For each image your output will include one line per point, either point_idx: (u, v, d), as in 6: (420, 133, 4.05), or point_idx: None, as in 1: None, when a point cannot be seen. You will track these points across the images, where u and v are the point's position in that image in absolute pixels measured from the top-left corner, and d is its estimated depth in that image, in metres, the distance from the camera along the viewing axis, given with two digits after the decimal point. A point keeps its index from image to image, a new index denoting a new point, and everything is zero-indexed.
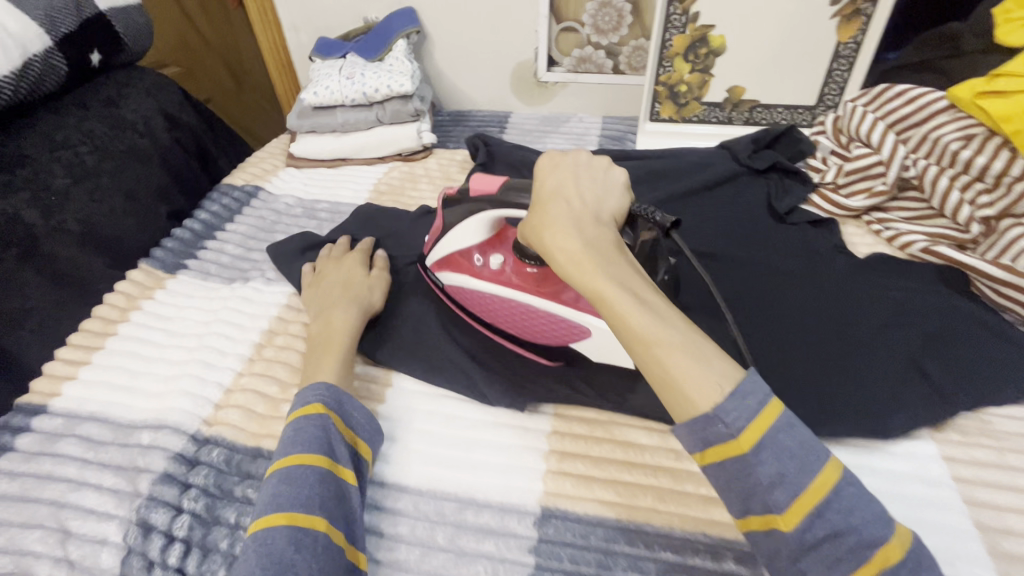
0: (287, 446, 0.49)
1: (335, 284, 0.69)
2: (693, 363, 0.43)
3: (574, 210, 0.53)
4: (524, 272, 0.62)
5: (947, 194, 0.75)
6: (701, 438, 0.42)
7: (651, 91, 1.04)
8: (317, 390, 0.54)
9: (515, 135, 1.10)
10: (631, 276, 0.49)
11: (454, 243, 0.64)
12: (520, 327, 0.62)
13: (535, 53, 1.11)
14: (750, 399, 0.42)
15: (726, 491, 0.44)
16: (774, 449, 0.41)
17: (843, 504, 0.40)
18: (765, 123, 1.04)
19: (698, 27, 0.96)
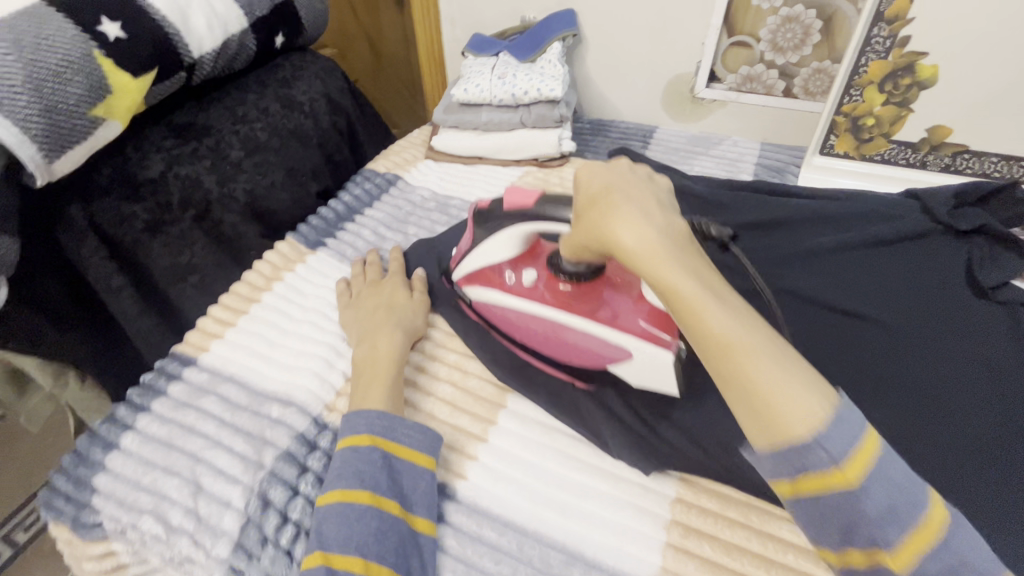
0: (334, 478, 0.49)
1: (374, 307, 0.66)
2: (781, 372, 0.36)
3: (636, 192, 0.45)
4: (558, 290, 0.60)
5: None
6: (796, 464, 0.35)
7: (829, 120, 0.91)
8: (366, 416, 0.53)
9: (658, 152, 1.03)
10: (704, 266, 0.42)
11: (486, 257, 0.64)
12: (557, 346, 0.61)
13: (697, 67, 1.03)
14: (850, 424, 0.34)
15: (817, 527, 0.36)
16: (883, 482, 0.34)
17: (956, 541, 0.34)
18: (970, 173, 0.88)
19: (905, 54, 0.82)
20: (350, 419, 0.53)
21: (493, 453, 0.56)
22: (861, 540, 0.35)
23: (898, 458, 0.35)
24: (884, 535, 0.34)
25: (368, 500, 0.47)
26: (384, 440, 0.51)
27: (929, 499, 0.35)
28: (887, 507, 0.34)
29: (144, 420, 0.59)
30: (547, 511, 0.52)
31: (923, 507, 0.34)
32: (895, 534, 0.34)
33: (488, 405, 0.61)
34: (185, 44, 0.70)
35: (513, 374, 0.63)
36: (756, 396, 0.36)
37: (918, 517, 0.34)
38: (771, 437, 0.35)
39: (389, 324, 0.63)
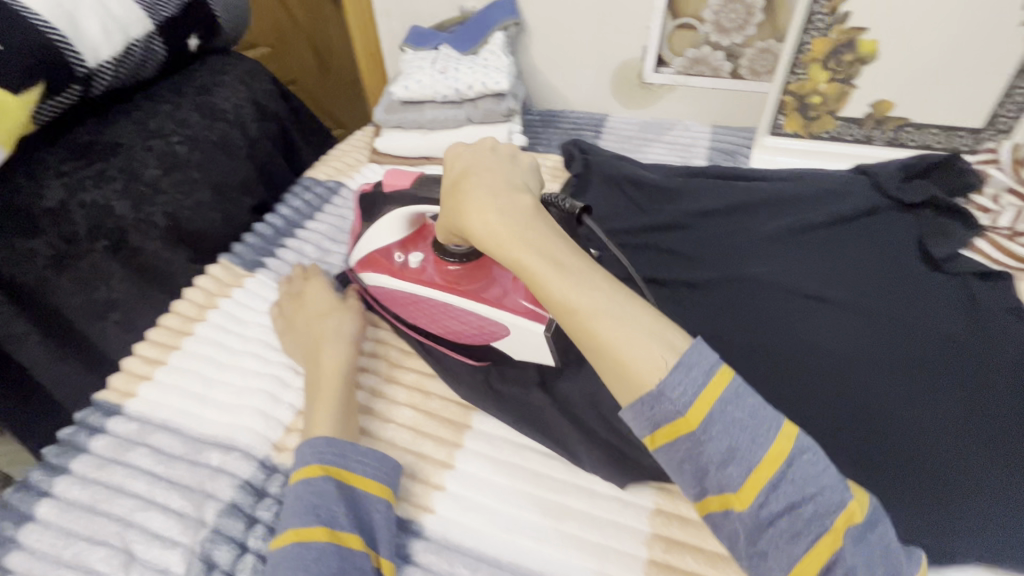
0: (285, 516, 0.44)
1: (306, 320, 0.62)
2: (621, 324, 0.40)
3: (488, 182, 0.49)
4: (447, 271, 0.60)
5: None
6: (648, 416, 0.39)
7: (777, 100, 0.91)
8: (315, 444, 0.48)
9: (611, 142, 1.01)
10: (551, 238, 0.45)
11: (373, 242, 0.63)
12: (449, 328, 0.61)
13: (643, 52, 1.00)
14: (694, 370, 0.38)
15: (679, 474, 0.40)
16: (723, 423, 0.38)
17: (798, 475, 0.37)
18: (914, 145, 0.89)
19: (846, 30, 0.82)
20: (301, 450, 0.48)
21: (460, 480, 0.52)
22: (711, 483, 0.38)
23: (741, 400, 0.38)
24: (728, 476, 0.37)
25: (326, 536, 0.42)
26: (337, 469, 0.47)
27: (776, 435, 0.37)
28: (728, 449, 0.37)
29: (63, 484, 0.52)
30: (523, 540, 0.48)
31: (767, 445, 0.37)
32: (736, 474, 0.37)
33: (451, 427, 0.57)
34: (76, 52, 0.62)
35: (478, 390, 0.59)
36: (604, 355, 0.40)
37: (760, 458, 0.37)
38: (624, 387, 0.40)
39: (327, 333, 0.59)
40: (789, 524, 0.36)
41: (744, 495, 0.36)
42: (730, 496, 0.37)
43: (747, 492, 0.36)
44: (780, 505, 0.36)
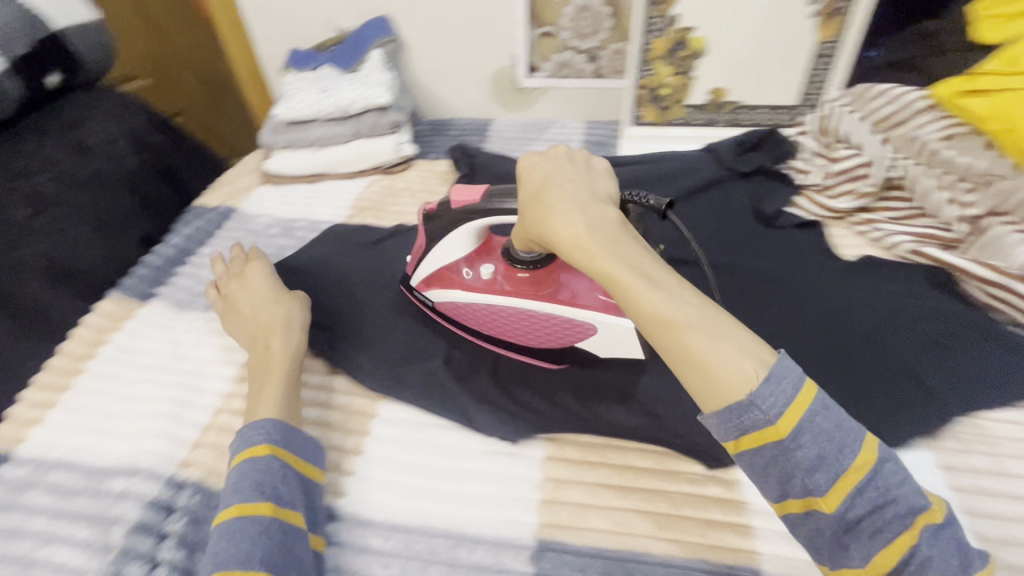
0: (231, 493, 0.46)
1: (249, 309, 0.63)
2: (710, 337, 0.38)
3: (574, 192, 0.47)
4: (515, 277, 0.61)
5: (931, 194, 0.75)
6: (735, 423, 0.38)
7: (633, 94, 1.03)
8: (261, 427, 0.51)
9: (497, 144, 1.09)
10: (641, 251, 0.43)
11: (439, 258, 0.63)
12: (526, 335, 0.62)
13: (514, 60, 1.09)
14: (784, 382, 0.37)
15: (761, 479, 0.39)
16: (813, 432, 0.37)
17: (882, 480, 0.37)
18: (749, 124, 1.03)
19: (677, 30, 0.95)
20: (247, 430, 0.51)
21: (369, 463, 0.56)
22: (796, 486, 0.37)
23: (829, 411, 0.38)
24: (814, 483, 0.37)
25: (270, 511, 0.45)
26: (283, 450, 0.50)
27: (859, 443, 0.38)
28: (813, 460, 0.37)
29: None
30: (433, 504, 0.53)
31: (855, 452, 0.37)
32: (825, 479, 0.37)
33: (358, 418, 0.61)
34: None
35: (384, 380, 0.63)
36: (692, 364, 0.38)
37: (849, 465, 0.37)
38: (710, 399, 0.38)
39: (278, 322, 0.61)
40: (869, 525, 0.37)
41: (831, 500, 0.37)
42: (814, 499, 0.37)
43: (834, 494, 0.37)
44: (863, 508, 0.37)
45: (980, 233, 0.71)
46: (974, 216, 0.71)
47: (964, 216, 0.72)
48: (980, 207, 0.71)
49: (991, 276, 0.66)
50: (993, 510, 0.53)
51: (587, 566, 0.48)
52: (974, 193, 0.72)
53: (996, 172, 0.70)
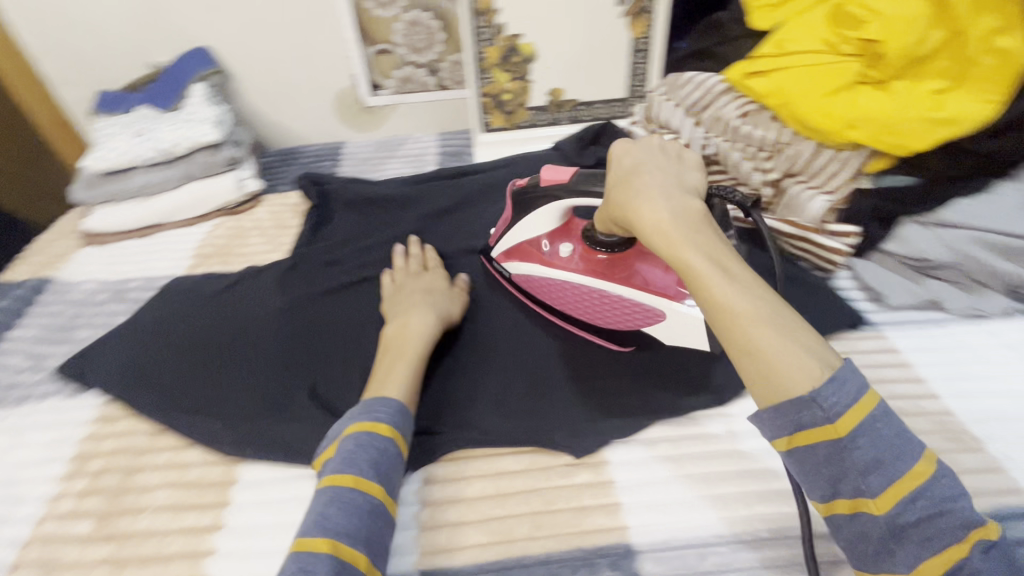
0: (350, 463, 0.48)
1: (415, 291, 0.70)
2: (780, 335, 0.40)
3: (660, 180, 0.49)
4: (593, 259, 0.63)
5: (740, 164, 0.84)
6: (793, 418, 0.40)
7: (478, 103, 1.05)
8: (385, 406, 0.54)
9: (350, 166, 1.06)
10: (717, 241, 0.45)
11: (521, 231, 0.67)
12: (594, 313, 0.64)
13: (354, 80, 1.07)
14: (848, 384, 0.39)
15: (811, 478, 0.41)
16: (872, 435, 0.39)
17: (938, 491, 0.38)
18: (590, 119, 1.10)
19: (506, 37, 0.99)
20: (369, 405, 0.54)
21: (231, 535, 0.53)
22: (847, 486, 0.39)
23: (890, 418, 0.40)
24: (867, 485, 0.38)
25: (379, 495, 0.48)
26: (398, 435, 0.52)
27: (915, 454, 0.39)
28: (866, 463, 0.38)
29: None
30: None
31: (914, 461, 0.39)
32: (878, 483, 0.38)
33: (217, 488, 0.57)
34: None
35: (242, 441, 0.59)
36: (754, 357, 0.40)
37: (904, 473, 0.38)
38: (769, 394, 0.40)
39: (410, 307, 0.66)
40: (923, 533, 0.37)
41: (882, 503, 0.38)
42: (868, 501, 0.39)
43: (884, 499, 0.38)
44: (916, 514, 0.38)
45: (782, 194, 0.81)
46: (773, 179, 0.81)
47: (767, 180, 0.82)
48: (777, 171, 0.81)
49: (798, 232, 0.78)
50: None
51: None
52: (771, 160, 0.82)
53: (783, 139, 0.80)
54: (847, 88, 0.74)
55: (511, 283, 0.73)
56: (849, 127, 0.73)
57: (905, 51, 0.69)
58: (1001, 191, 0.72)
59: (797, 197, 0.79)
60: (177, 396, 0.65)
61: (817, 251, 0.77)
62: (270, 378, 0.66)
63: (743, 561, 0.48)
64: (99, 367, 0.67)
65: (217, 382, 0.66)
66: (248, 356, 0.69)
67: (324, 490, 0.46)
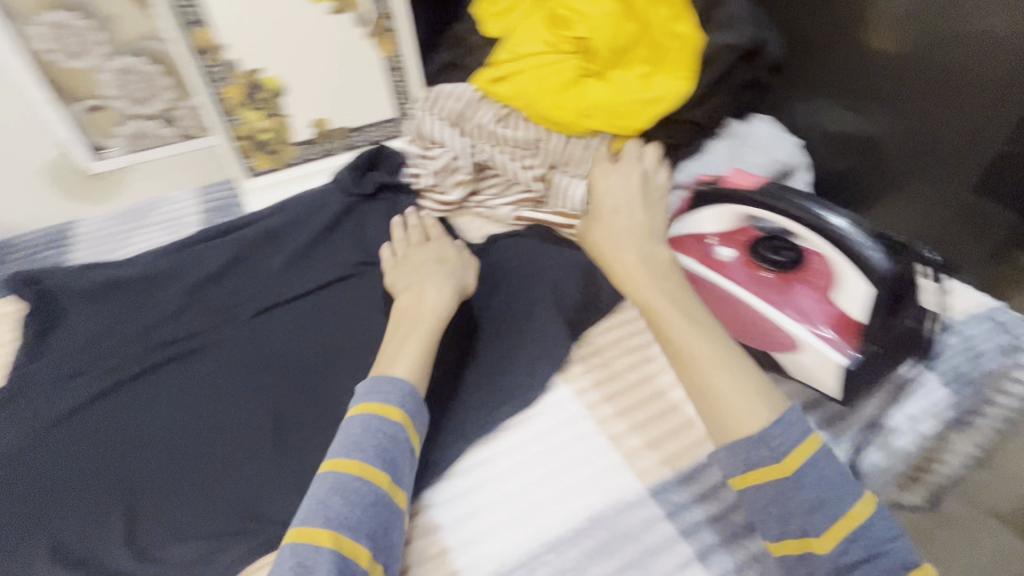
0: (355, 447, 0.49)
1: (450, 250, 0.73)
2: (730, 377, 0.49)
3: (628, 224, 0.64)
4: (753, 273, 0.64)
5: (509, 166, 0.87)
6: (744, 456, 0.46)
7: (232, 148, 0.95)
8: (395, 392, 0.53)
9: (85, 249, 0.88)
10: (666, 283, 0.58)
11: (691, 223, 0.69)
12: (731, 325, 0.64)
13: (64, 146, 0.90)
14: (797, 427, 0.46)
15: (762, 515, 0.46)
16: (818, 478, 0.45)
17: (874, 533, 0.44)
18: (365, 144, 1.05)
19: (242, 74, 0.90)
20: (377, 383, 0.54)
21: None
22: (795, 527, 0.44)
23: (833, 461, 0.46)
24: (812, 525, 0.43)
25: (386, 484, 0.48)
26: (412, 424, 0.53)
27: (861, 499, 0.44)
28: (817, 504, 0.44)
29: None
30: None
31: (856, 503, 0.44)
32: (823, 523, 0.43)
33: None
34: None
35: None
36: (707, 394, 0.49)
37: (848, 511, 0.44)
38: (717, 432, 0.49)
39: (433, 275, 0.67)
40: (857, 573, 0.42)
41: (825, 542, 0.43)
42: (811, 540, 0.44)
43: (827, 538, 0.43)
44: (853, 555, 0.43)
45: (552, 185, 0.85)
46: (540, 174, 0.85)
47: (536, 176, 0.85)
48: (542, 166, 0.85)
49: (570, 220, 0.82)
50: (622, 408, 0.60)
51: None
52: (534, 156, 0.86)
53: (538, 136, 0.85)
54: (575, 82, 0.80)
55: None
56: (584, 118, 0.80)
57: (610, 44, 0.77)
58: (713, 147, 0.84)
59: (565, 184, 0.82)
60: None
61: None
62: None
63: (569, 559, 0.49)
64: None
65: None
66: None
67: (328, 475, 0.48)
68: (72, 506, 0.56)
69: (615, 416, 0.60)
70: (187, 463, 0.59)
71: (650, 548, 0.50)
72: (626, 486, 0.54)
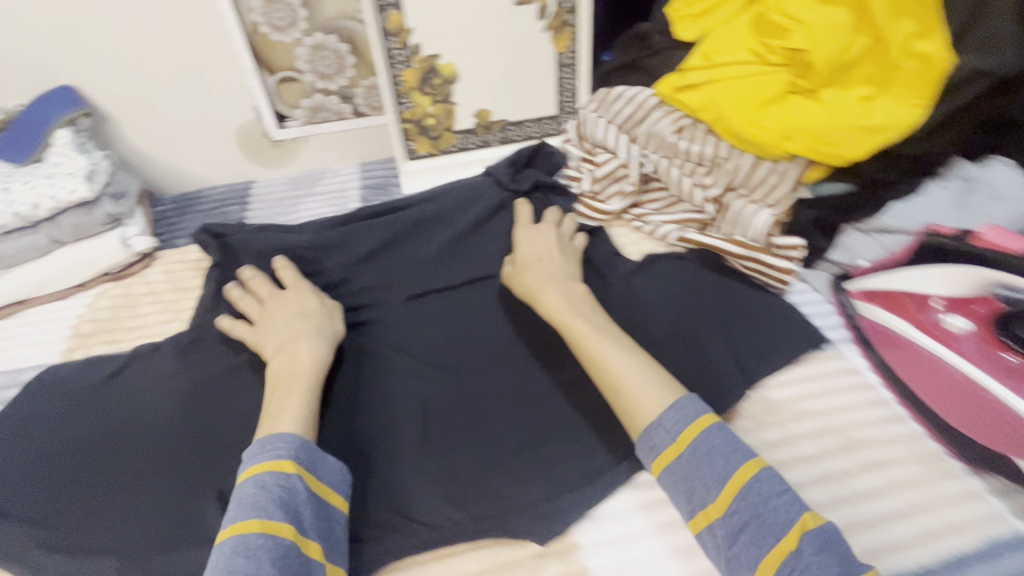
0: (252, 507, 0.47)
1: (281, 320, 0.67)
2: (636, 377, 0.57)
3: (542, 267, 0.72)
4: (991, 353, 0.56)
5: (680, 181, 0.80)
6: (652, 445, 0.53)
7: (399, 130, 0.97)
8: (283, 443, 0.52)
9: (261, 210, 0.95)
10: (564, 298, 0.67)
11: (912, 280, 0.62)
12: (950, 406, 0.56)
13: (257, 112, 0.95)
14: (685, 412, 0.53)
15: (677, 497, 0.51)
16: (708, 449, 0.50)
17: (765, 491, 0.47)
18: (520, 139, 1.03)
19: (423, 59, 0.92)
20: (268, 442, 0.52)
21: None
22: (698, 497, 0.49)
23: (722, 433, 0.52)
24: (708, 491, 0.49)
25: (291, 535, 0.46)
26: (306, 474, 0.51)
27: (744, 461, 0.49)
28: (717, 472, 0.49)
29: None
30: None
31: (740, 463, 0.49)
32: (717, 488, 0.48)
33: None
34: None
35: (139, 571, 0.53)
36: (618, 389, 0.57)
37: (731, 472, 0.49)
38: (632, 425, 0.55)
39: (303, 336, 0.65)
40: (755, 529, 0.45)
41: (720, 504, 0.48)
42: (710, 507, 0.48)
43: (722, 499, 0.48)
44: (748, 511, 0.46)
45: (724, 209, 0.79)
46: (714, 196, 0.78)
47: (708, 196, 0.79)
48: (717, 187, 0.79)
49: (745, 252, 0.74)
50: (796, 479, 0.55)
51: None
52: (710, 175, 0.79)
53: (721, 153, 0.78)
54: (778, 99, 0.72)
55: (847, 329, 0.68)
56: (785, 139, 0.72)
57: (830, 59, 0.69)
58: (932, 191, 0.69)
59: (740, 211, 0.76)
60: (68, 527, 0.56)
61: (764, 272, 0.74)
62: (168, 482, 0.58)
63: None
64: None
65: (107, 498, 0.58)
66: (140, 458, 0.60)
67: (225, 542, 0.45)
68: (236, 458, 0.59)
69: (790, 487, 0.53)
70: (343, 440, 0.62)
71: None
72: None
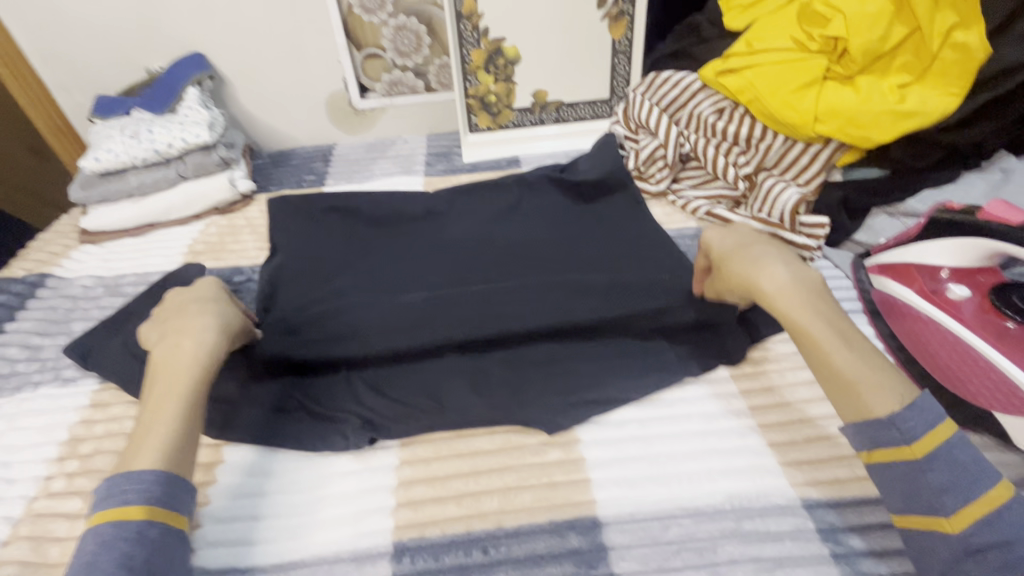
0: (87, 569, 0.41)
1: (184, 304, 0.62)
2: (877, 380, 0.48)
3: (779, 265, 0.58)
4: (995, 322, 0.59)
5: (716, 160, 0.87)
6: (871, 435, 0.48)
7: (463, 104, 1.08)
8: (137, 484, 0.45)
9: (340, 168, 1.09)
10: (799, 288, 0.56)
11: (918, 255, 0.66)
12: (945, 366, 0.62)
13: (344, 83, 1.09)
14: (926, 412, 0.46)
15: (888, 490, 0.47)
16: (948, 463, 0.45)
17: (1012, 519, 0.42)
18: (573, 119, 1.12)
19: (491, 41, 1.03)
20: (118, 485, 0.46)
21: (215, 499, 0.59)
22: (924, 503, 0.45)
23: (965, 447, 0.45)
24: (941, 504, 0.44)
25: None
26: (162, 513, 0.45)
27: (994, 483, 0.44)
28: (950, 483, 0.44)
29: None
30: (289, 541, 0.52)
31: (989, 486, 0.43)
32: (953, 503, 0.43)
33: None
34: None
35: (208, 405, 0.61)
36: (846, 384, 0.49)
37: (980, 494, 0.43)
38: (853, 408, 0.49)
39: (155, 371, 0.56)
40: (994, 554, 0.41)
41: (955, 522, 0.43)
42: (941, 518, 0.44)
43: (957, 518, 0.43)
44: (982, 535, 0.42)
45: (755, 186, 0.84)
46: (746, 173, 0.85)
47: (740, 174, 0.85)
48: (750, 165, 0.85)
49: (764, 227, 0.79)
50: (799, 414, 0.59)
51: (442, 555, 0.50)
52: (745, 154, 0.85)
53: (757, 134, 0.84)
54: (815, 83, 0.77)
55: (860, 301, 0.72)
56: (815, 121, 0.76)
57: (867, 47, 0.73)
58: (972, 181, 0.77)
59: (769, 188, 0.81)
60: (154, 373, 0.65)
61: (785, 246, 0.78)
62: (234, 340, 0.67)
63: (704, 531, 0.50)
64: (88, 336, 0.69)
65: None
66: None
67: None
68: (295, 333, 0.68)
69: (790, 419, 0.59)
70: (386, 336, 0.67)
71: (812, 558, 0.49)
72: (775, 487, 0.53)
